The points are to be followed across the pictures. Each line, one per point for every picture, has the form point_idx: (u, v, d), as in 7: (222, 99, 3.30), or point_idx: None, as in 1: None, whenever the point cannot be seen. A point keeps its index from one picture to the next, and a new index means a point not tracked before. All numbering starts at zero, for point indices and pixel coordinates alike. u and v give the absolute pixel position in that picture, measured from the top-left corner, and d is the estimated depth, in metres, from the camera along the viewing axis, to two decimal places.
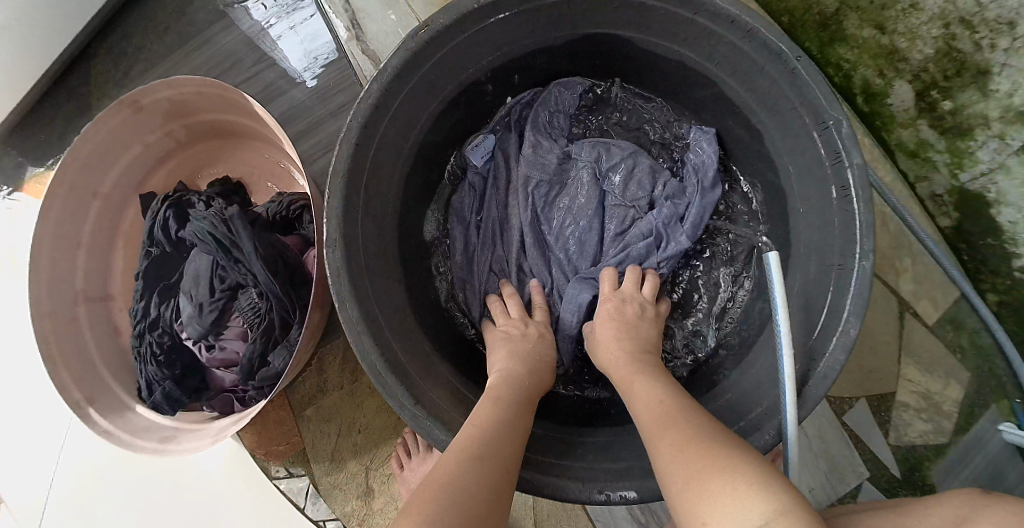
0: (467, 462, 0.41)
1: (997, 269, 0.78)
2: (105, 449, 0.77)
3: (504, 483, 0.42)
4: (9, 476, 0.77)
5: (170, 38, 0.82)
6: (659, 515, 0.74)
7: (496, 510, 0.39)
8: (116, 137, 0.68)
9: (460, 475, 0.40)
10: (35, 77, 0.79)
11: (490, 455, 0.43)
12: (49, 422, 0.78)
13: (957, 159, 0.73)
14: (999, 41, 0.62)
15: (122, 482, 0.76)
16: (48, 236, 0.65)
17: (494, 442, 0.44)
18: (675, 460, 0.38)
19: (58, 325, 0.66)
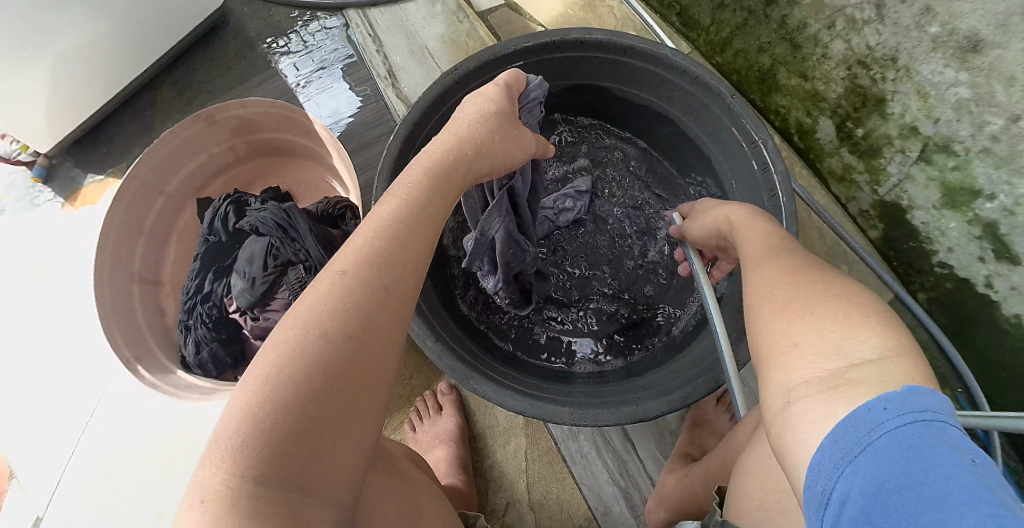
0: (337, 303, 0.42)
1: (920, 269, 0.93)
2: (131, 427, 0.85)
3: (385, 308, 0.44)
4: (29, 448, 0.85)
5: (229, 75, 1.00)
6: (638, 480, 0.84)
7: (373, 342, 0.42)
8: (189, 145, 0.79)
9: (314, 323, 0.41)
10: (106, 98, 0.94)
11: (366, 289, 0.43)
12: (80, 399, 0.86)
13: (875, 176, 0.91)
14: (887, 73, 0.82)
15: (144, 454, 0.84)
16: (117, 220, 0.74)
17: (375, 265, 0.45)
18: (778, 292, 0.41)
19: (116, 297, 0.74)
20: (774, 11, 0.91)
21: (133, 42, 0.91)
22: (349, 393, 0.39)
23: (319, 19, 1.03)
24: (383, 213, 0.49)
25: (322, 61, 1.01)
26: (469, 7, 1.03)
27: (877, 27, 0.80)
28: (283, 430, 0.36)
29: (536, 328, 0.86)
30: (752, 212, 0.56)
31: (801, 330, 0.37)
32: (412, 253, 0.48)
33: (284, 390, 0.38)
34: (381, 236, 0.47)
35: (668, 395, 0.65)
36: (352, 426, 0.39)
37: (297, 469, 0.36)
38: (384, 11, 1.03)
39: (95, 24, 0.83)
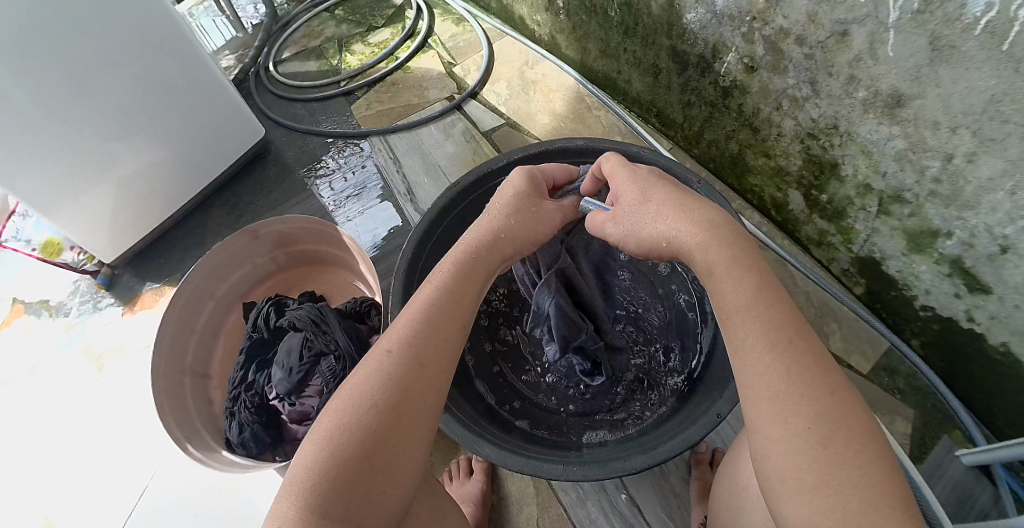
0: (382, 375, 0.49)
1: (908, 316, 0.96)
2: (177, 504, 1.00)
3: (424, 379, 0.50)
4: (83, 522, 1.00)
5: (268, 193, 1.28)
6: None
7: (412, 410, 0.48)
8: (236, 256, 0.96)
9: (363, 392, 0.48)
10: (161, 216, 1.25)
11: (407, 364, 0.50)
12: (137, 476, 1.04)
13: (846, 235, 0.97)
14: (834, 140, 0.88)
15: (184, 525, 0.98)
16: (174, 321, 0.90)
17: (416, 343, 0.51)
18: (790, 468, 0.42)
19: (170, 384, 0.88)
20: (732, 102, 1.01)
21: (194, 175, 1.24)
22: (391, 452, 0.45)
23: (350, 145, 1.30)
24: (427, 295, 0.56)
25: (359, 184, 1.24)
26: (475, 129, 1.26)
27: (816, 101, 0.87)
28: (343, 476, 0.43)
29: (541, 401, 0.86)
30: (732, 254, 0.51)
31: (818, 503, 0.40)
32: (447, 329, 0.54)
33: (342, 445, 0.45)
34: (418, 318, 0.54)
35: (656, 448, 0.68)
36: (398, 476, 0.45)
37: (352, 508, 0.43)
38: (402, 137, 1.28)
39: (149, 150, 1.13)
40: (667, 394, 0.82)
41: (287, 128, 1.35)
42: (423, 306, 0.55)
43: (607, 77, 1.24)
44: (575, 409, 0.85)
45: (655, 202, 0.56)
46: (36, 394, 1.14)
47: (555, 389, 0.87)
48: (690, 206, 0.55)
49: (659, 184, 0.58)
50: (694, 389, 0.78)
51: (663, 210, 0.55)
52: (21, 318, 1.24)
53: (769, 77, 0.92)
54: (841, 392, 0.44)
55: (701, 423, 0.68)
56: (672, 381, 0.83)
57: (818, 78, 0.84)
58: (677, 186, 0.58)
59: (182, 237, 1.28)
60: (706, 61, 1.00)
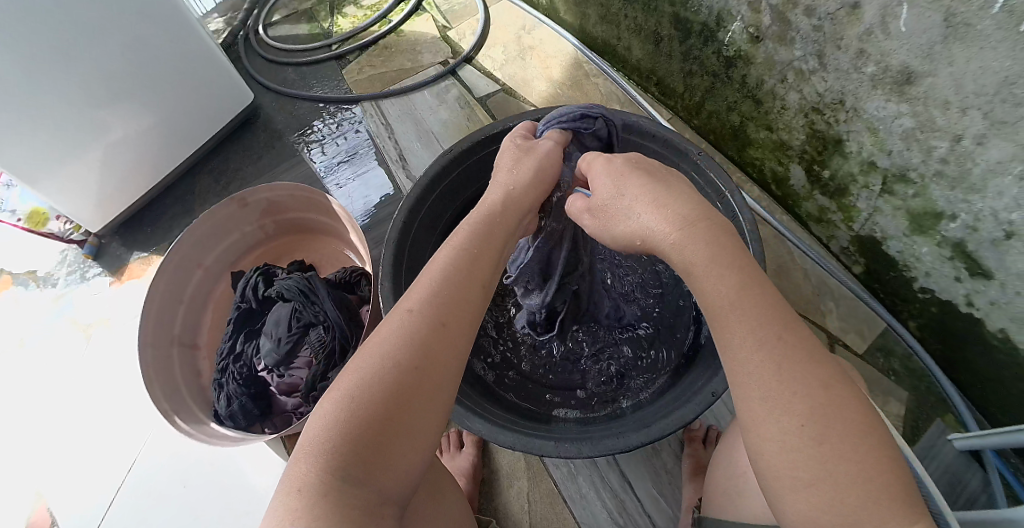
0: (413, 336, 0.46)
1: (907, 297, 0.95)
2: (166, 474, 1.00)
3: (448, 341, 0.47)
4: (74, 491, 1.00)
5: (259, 162, 1.25)
6: (637, 519, 0.81)
7: (436, 374, 0.45)
8: (222, 225, 0.93)
9: (384, 350, 0.45)
10: (150, 185, 1.22)
11: (431, 325, 0.47)
12: (126, 445, 1.03)
13: (847, 213, 0.95)
14: (840, 116, 0.86)
15: (174, 494, 0.98)
16: (160, 291, 0.88)
17: (440, 303, 0.48)
18: (785, 466, 0.41)
19: (157, 356, 0.87)
20: (735, 73, 0.98)
21: (182, 144, 1.21)
22: (412, 416, 0.43)
23: (341, 111, 1.26)
24: (446, 255, 0.52)
25: (349, 150, 1.21)
26: (470, 95, 1.22)
27: (822, 75, 0.84)
28: (363, 437, 0.41)
29: (524, 374, 0.84)
30: (712, 250, 0.46)
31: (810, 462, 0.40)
32: (470, 293, 0.50)
33: (361, 405, 0.42)
34: (441, 277, 0.50)
35: (649, 427, 0.67)
36: (418, 442, 0.43)
37: (371, 470, 0.40)
38: (395, 102, 1.24)
39: (137, 119, 1.10)
40: (654, 375, 0.81)
41: (278, 94, 1.31)
42: (447, 264, 0.51)
43: (606, 44, 1.20)
44: (560, 384, 0.83)
45: (628, 196, 0.52)
46: (23, 364, 1.13)
47: (538, 363, 0.86)
48: (668, 198, 0.50)
49: (634, 174, 0.53)
50: (685, 370, 0.77)
51: (640, 204, 0.51)
52: (9, 289, 1.21)
53: (775, 48, 0.88)
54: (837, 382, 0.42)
55: (694, 402, 0.67)
56: (660, 361, 0.82)
57: (826, 52, 0.81)
58: (652, 176, 0.53)
59: (171, 206, 1.25)
60: (709, 30, 0.97)
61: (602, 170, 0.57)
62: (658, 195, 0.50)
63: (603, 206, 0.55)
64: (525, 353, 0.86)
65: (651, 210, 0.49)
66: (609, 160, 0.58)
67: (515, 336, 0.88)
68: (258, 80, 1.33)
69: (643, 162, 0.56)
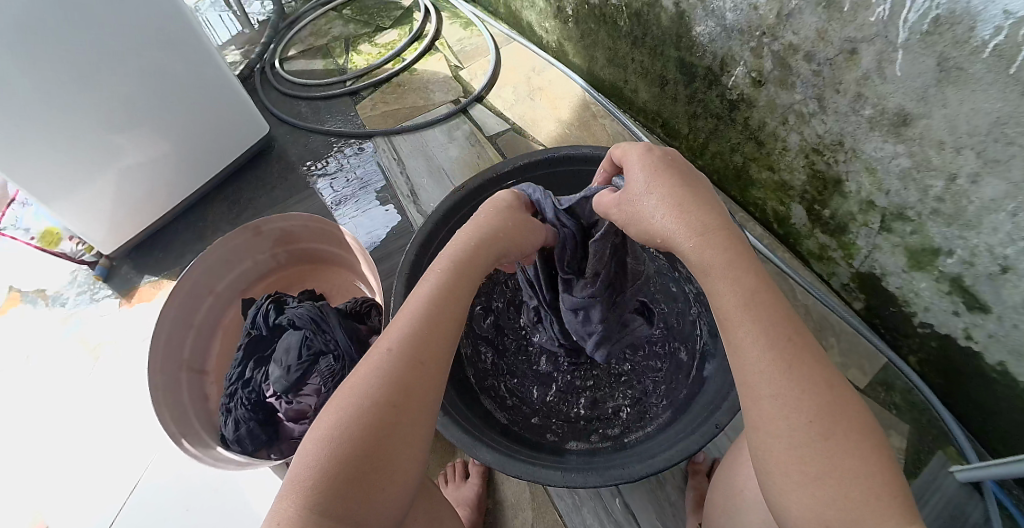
0: (389, 375, 0.48)
1: (906, 331, 0.96)
2: (169, 499, 1.00)
3: (423, 382, 0.49)
4: (74, 515, 1.00)
5: (270, 189, 1.28)
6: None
7: (411, 411, 0.47)
8: (235, 252, 0.95)
9: (361, 391, 0.47)
10: (163, 209, 1.24)
11: (406, 364, 0.49)
12: (130, 469, 1.03)
13: (848, 250, 0.97)
14: (839, 157, 0.89)
15: (176, 520, 0.98)
16: (172, 315, 0.90)
17: (415, 342, 0.50)
18: (791, 461, 0.44)
19: (167, 379, 0.88)
20: (738, 115, 1.01)
21: (196, 169, 1.24)
22: (389, 456, 0.45)
23: (353, 144, 1.29)
24: (422, 299, 0.55)
25: (360, 182, 1.23)
26: (480, 132, 1.26)
27: (822, 118, 0.87)
28: (343, 477, 0.43)
29: (531, 405, 0.85)
30: (729, 255, 0.51)
31: (811, 458, 0.44)
32: (445, 330, 0.53)
33: (341, 447, 0.44)
34: (416, 317, 0.52)
35: (656, 457, 0.68)
36: (398, 476, 0.45)
37: (352, 509, 0.42)
38: (406, 139, 1.27)
39: (153, 143, 1.13)
40: (659, 407, 0.82)
41: (292, 125, 1.35)
42: (421, 303, 0.54)
43: (613, 86, 1.24)
44: (567, 417, 0.84)
45: (653, 195, 0.55)
46: (29, 384, 1.13)
47: (545, 395, 0.86)
48: (689, 203, 0.54)
49: (663, 172, 0.56)
50: (689, 401, 0.78)
51: (660, 204, 0.54)
52: (18, 306, 1.23)
53: (777, 92, 0.92)
54: (841, 404, 0.45)
55: (698, 435, 0.69)
56: (667, 394, 0.83)
57: (826, 95, 0.85)
58: (681, 176, 0.56)
59: (182, 229, 1.27)
60: (714, 75, 1.00)
61: (632, 160, 0.59)
62: (681, 200, 0.54)
63: (625, 200, 0.58)
64: (533, 384, 0.88)
65: (669, 216, 0.53)
66: (647, 149, 0.59)
67: (523, 368, 0.89)
68: (273, 111, 1.37)
69: (678, 162, 0.58)
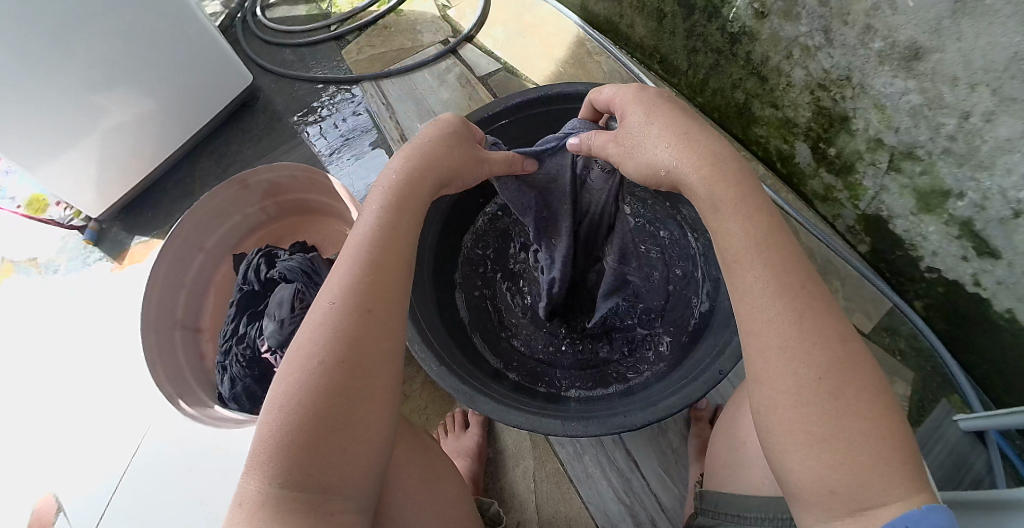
0: (338, 328, 0.42)
1: (912, 276, 0.94)
2: (172, 458, 1.00)
3: (382, 331, 0.44)
4: (77, 475, 1.01)
5: (259, 146, 1.24)
6: (643, 499, 0.82)
7: (369, 365, 0.42)
8: (224, 206, 0.93)
9: (312, 348, 0.42)
10: (149, 169, 1.21)
11: (356, 313, 0.43)
12: (131, 429, 1.03)
13: (853, 191, 0.94)
14: (846, 93, 0.85)
15: (181, 481, 0.98)
16: (161, 274, 0.88)
17: (364, 288, 0.45)
18: (792, 410, 0.42)
19: (161, 339, 0.87)
20: (739, 49, 0.96)
21: (182, 127, 1.19)
22: (352, 416, 0.40)
23: (341, 91, 1.25)
24: (366, 229, 0.49)
25: (348, 132, 1.20)
26: (472, 74, 1.20)
27: (829, 51, 0.83)
28: (304, 444, 0.39)
29: (525, 351, 0.84)
30: (742, 192, 0.49)
31: (811, 412, 0.41)
32: (395, 267, 0.47)
33: (296, 412, 0.39)
34: (360, 254, 0.47)
35: (656, 405, 0.67)
36: (364, 434, 0.41)
37: (317, 477, 0.38)
38: (395, 83, 1.22)
39: (136, 105, 1.09)
40: (652, 356, 0.81)
41: (277, 75, 1.30)
42: (365, 240, 0.48)
43: (608, 21, 1.19)
44: (561, 364, 0.83)
45: (654, 130, 0.52)
46: (34, 349, 1.12)
47: (538, 339, 0.86)
48: (693, 131, 0.52)
49: (658, 106, 0.54)
50: (684, 351, 0.77)
51: (661, 136, 0.51)
52: (10, 276, 1.20)
53: (780, 24, 0.87)
54: (837, 343, 0.43)
55: (699, 381, 0.67)
56: (663, 343, 0.82)
57: (832, 27, 0.80)
58: (678, 108, 0.54)
59: (170, 190, 1.24)
60: (713, 6, 0.95)
61: (622, 99, 0.56)
62: (685, 132, 0.52)
63: (621, 136, 0.55)
64: (528, 328, 0.87)
65: (679, 143, 0.50)
66: (639, 87, 0.56)
67: (516, 310, 0.89)
68: (257, 61, 1.32)
69: (670, 98, 0.56)
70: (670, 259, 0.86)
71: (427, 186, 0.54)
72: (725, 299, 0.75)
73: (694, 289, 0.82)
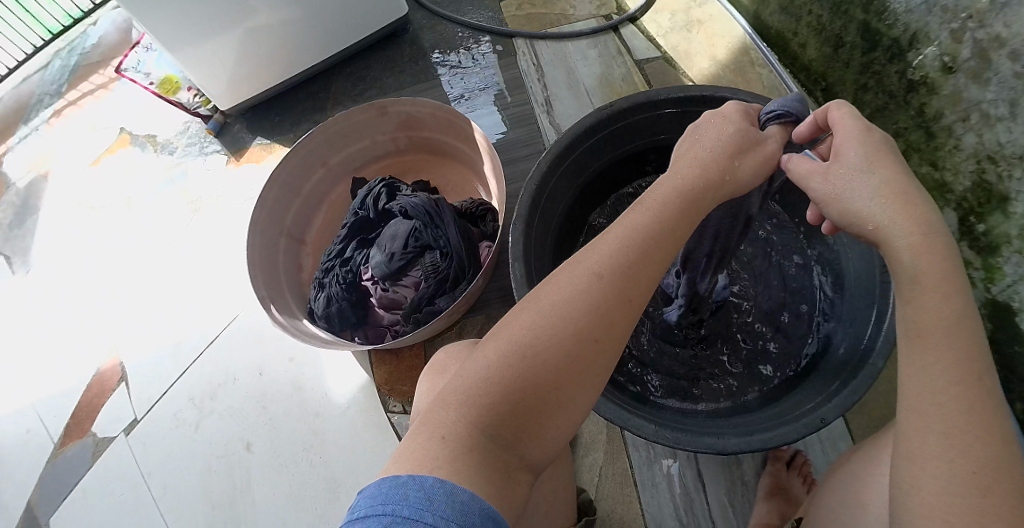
0: (592, 301, 0.42)
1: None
2: (249, 360, 1.01)
3: (610, 350, 0.42)
4: (149, 350, 1.05)
5: (395, 77, 1.24)
6: (701, 522, 0.80)
7: (606, 348, 0.42)
8: (356, 128, 0.93)
9: (561, 309, 0.42)
10: (280, 77, 1.22)
11: (614, 294, 0.43)
12: (213, 320, 1.05)
13: (991, 274, 0.87)
14: (1015, 172, 0.79)
15: (253, 382, 1.00)
16: (280, 181, 0.89)
17: (627, 271, 0.44)
18: (935, 486, 0.40)
19: (266, 242, 0.89)
20: (914, 99, 0.91)
21: (319, 43, 1.20)
22: (573, 391, 0.41)
23: (486, 42, 1.23)
24: (631, 231, 0.46)
25: (485, 83, 1.19)
26: (629, 55, 1.18)
27: (1010, 125, 0.78)
28: (522, 400, 0.40)
29: (633, 345, 0.83)
30: (946, 250, 0.45)
31: (954, 493, 0.39)
32: (657, 261, 0.45)
33: (525, 364, 0.40)
34: (629, 236, 0.45)
35: (754, 435, 0.64)
36: (575, 411, 0.41)
37: (523, 435, 0.40)
38: (549, 46, 1.20)
39: (281, 14, 1.10)
40: (755, 384, 0.79)
41: (431, 12, 1.28)
42: (639, 223, 0.46)
43: (778, 35, 1.12)
44: (664, 369, 0.81)
45: (871, 179, 0.47)
46: (127, 222, 1.17)
47: (652, 337, 0.84)
48: (913, 191, 0.46)
49: (884, 153, 0.48)
50: (786, 389, 0.74)
51: (878, 189, 0.46)
52: (126, 148, 1.25)
53: (966, 84, 0.82)
54: (994, 440, 0.40)
55: (799, 422, 0.64)
56: (773, 374, 0.79)
57: (1022, 101, 0.75)
58: (903, 163, 0.48)
59: (291, 103, 1.26)
60: (900, 48, 0.90)
61: (843, 134, 0.50)
62: (904, 188, 0.46)
63: (828, 174, 0.50)
64: (644, 322, 0.85)
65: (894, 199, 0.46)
66: (866, 126, 0.50)
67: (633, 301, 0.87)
68: None
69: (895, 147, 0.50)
70: (801, 295, 0.82)
71: (713, 198, 0.49)
72: (842, 348, 0.70)
73: (814, 331, 0.78)
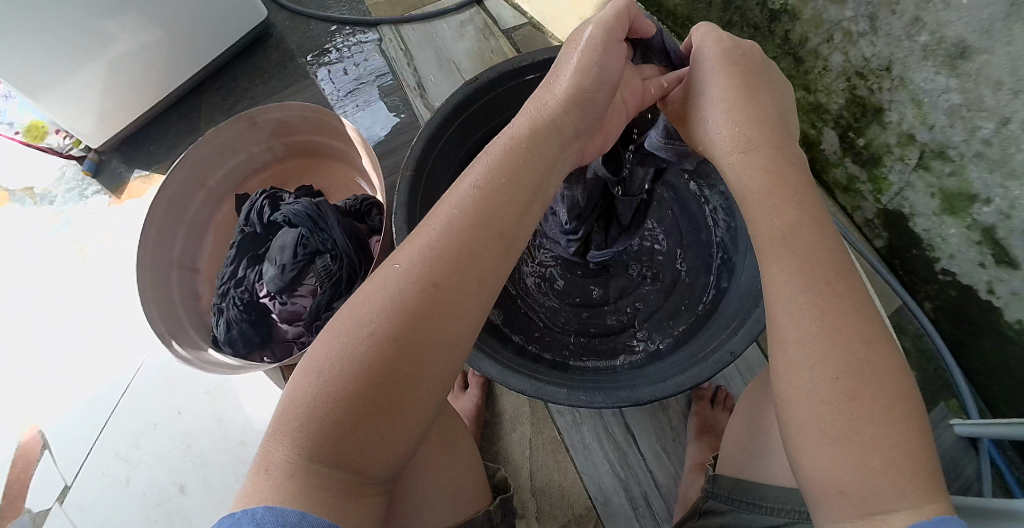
0: (400, 300, 0.40)
1: (926, 277, 0.90)
2: (164, 401, 0.98)
3: (436, 341, 0.40)
4: (58, 411, 0.99)
5: (273, 83, 1.20)
6: (638, 474, 0.81)
7: (428, 344, 0.40)
8: (229, 143, 0.89)
9: (368, 316, 0.40)
10: (152, 102, 1.16)
11: (421, 287, 0.40)
12: (122, 365, 1.01)
13: (878, 185, 0.89)
14: (884, 84, 0.81)
15: (173, 422, 0.96)
16: (160, 211, 0.85)
17: (434, 262, 0.42)
18: (815, 403, 0.41)
19: (157, 275, 0.85)
20: (778, 27, 0.92)
21: (187, 60, 1.14)
22: (400, 395, 0.38)
23: (357, 34, 1.20)
24: (443, 223, 0.44)
25: (359, 77, 1.16)
26: (495, 25, 1.16)
27: (872, 39, 0.79)
28: (343, 417, 0.37)
29: (540, 320, 0.82)
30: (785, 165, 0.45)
31: (837, 406, 0.40)
32: (473, 238, 0.43)
33: (341, 378, 0.38)
34: (439, 226, 0.44)
35: (665, 381, 0.63)
36: (412, 414, 0.39)
37: (354, 454, 0.37)
38: (416, 28, 1.18)
39: (137, 36, 1.04)
40: (662, 337, 0.79)
41: (293, 13, 1.25)
42: (451, 211, 0.45)
43: None
44: (577, 337, 0.81)
45: (719, 114, 0.51)
46: (15, 282, 1.10)
47: (557, 312, 0.83)
48: (762, 119, 0.49)
49: (734, 83, 0.51)
50: (698, 328, 0.75)
51: (724, 122, 0.51)
52: (4, 205, 1.16)
53: (824, 6, 0.83)
54: (862, 347, 0.41)
55: (701, 363, 0.63)
56: (683, 323, 0.79)
57: (879, 15, 0.76)
58: (755, 90, 0.51)
59: (172, 127, 1.20)
60: None
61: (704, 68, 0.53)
62: (752, 116, 0.49)
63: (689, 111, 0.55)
64: (546, 299, 0.84)
65: (742, 130, 0.49)
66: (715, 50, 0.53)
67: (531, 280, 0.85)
68: None
69: (757, 68, 0.52)
70: (694, 242, 0.84)
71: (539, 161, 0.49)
72: (741, 278, 0.72)
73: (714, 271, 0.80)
